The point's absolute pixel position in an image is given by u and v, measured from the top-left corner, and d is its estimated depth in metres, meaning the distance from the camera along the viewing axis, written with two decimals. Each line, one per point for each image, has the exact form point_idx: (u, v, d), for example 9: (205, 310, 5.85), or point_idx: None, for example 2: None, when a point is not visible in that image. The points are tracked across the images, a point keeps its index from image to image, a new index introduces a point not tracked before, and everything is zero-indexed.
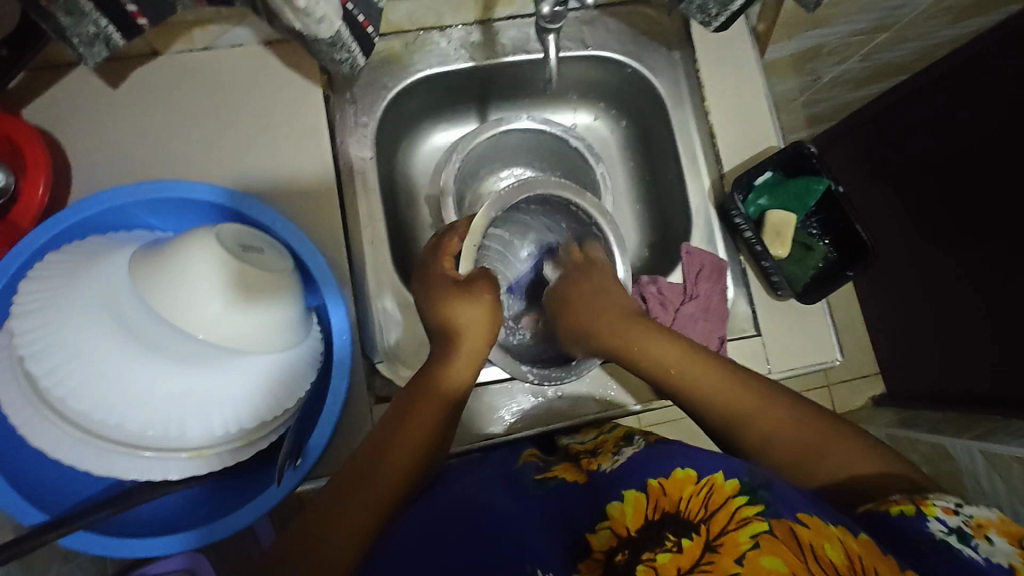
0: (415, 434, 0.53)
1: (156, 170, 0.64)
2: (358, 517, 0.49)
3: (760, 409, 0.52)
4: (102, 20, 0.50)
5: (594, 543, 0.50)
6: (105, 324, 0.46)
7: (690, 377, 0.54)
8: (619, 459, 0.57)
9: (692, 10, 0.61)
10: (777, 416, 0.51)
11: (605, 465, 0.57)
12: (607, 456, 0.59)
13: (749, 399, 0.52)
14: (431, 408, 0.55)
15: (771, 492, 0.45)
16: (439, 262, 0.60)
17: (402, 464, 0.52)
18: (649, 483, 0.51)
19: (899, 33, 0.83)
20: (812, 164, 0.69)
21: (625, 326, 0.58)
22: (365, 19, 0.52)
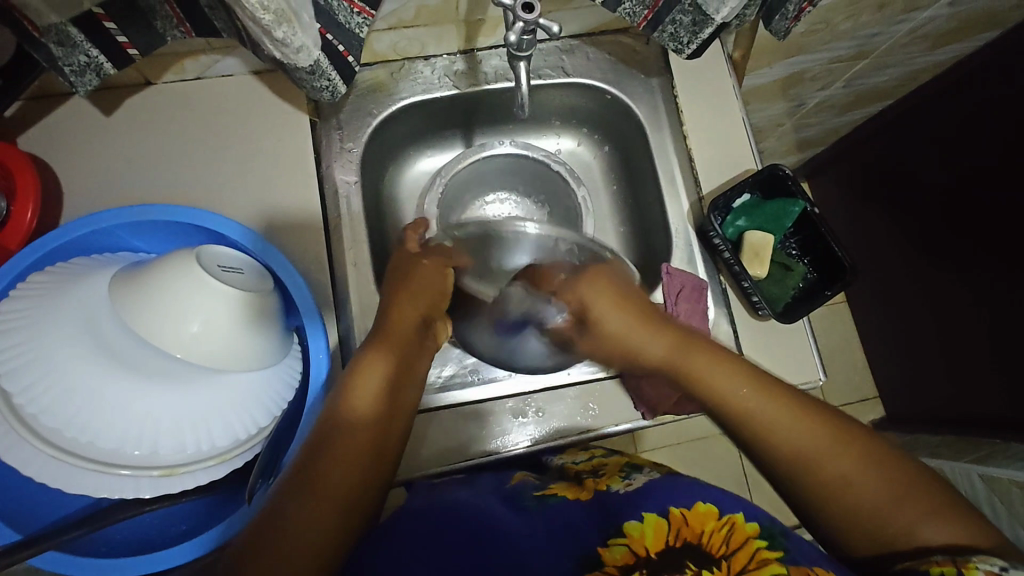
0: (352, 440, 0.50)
1: (147, 195, 0.65)
2: (313, 520, 0.46)
3: (823, 447, 0.50)
4: (93, 50, 0.52)
5: (605, 556, 0.49)
6: (82, 341, 0.47)
7: (750, 408, 0.53)
8: (631, 484, 0.59)
9: (665, 39, 0.63)
10: (841, 459, 0.49)
11: (617, 487, 0.59)
12: (616, 479, 0.61)
13: (812, 436, 0.50)
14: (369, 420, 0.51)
15: (789, 540, 0.49)
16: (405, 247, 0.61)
17: (345, 474, 0.48)
18: (671, 509, 0.52)
19: (880, 60, 0.90)
20: (789, 186, 0.72)
21: (670, 347, 0.57)
22: (345, 49, 0.55)
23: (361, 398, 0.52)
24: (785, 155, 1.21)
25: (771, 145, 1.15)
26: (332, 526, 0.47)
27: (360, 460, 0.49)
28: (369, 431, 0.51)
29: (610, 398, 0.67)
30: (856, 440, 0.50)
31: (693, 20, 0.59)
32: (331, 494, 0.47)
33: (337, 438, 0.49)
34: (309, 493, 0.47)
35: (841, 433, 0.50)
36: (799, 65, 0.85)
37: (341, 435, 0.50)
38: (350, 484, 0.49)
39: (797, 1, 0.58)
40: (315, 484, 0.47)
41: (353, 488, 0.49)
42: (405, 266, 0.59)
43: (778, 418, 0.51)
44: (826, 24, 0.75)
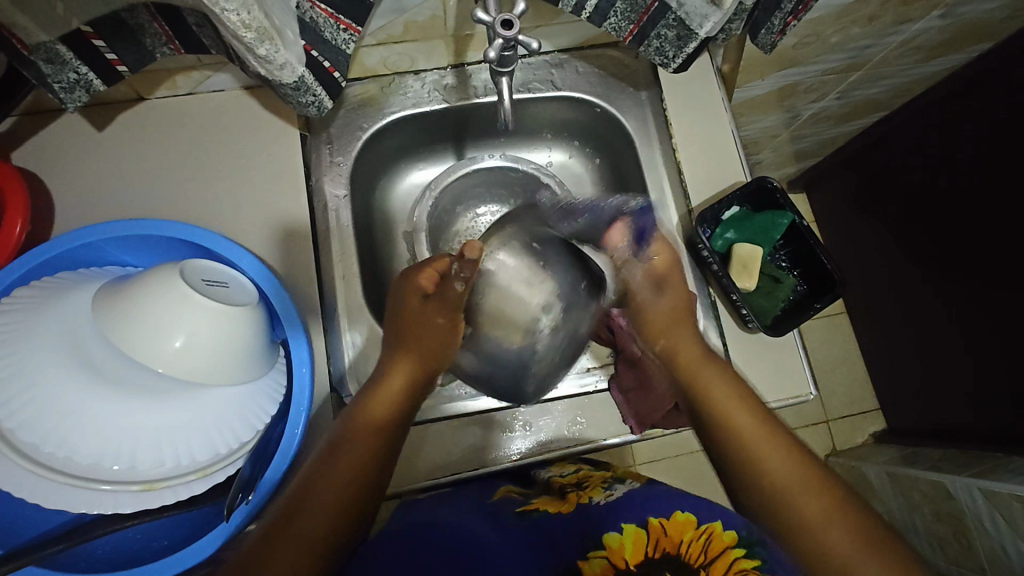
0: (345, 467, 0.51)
1: (138, 209, 0.66)
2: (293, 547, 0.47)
3: (788, 474, 0.51)
4: (82, 67, 0.53)
5: (585, 568, 0.51)
6: (64, 356, 0.47)
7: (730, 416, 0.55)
8: (611, 494, 0.60)
9: (651, 53, 0.63)
10: (798, 484, 0.50)
11: (598, 498, 0.59)
12: (598, 490, 0.61)
13: (781, 461, 0.51)
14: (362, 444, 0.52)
15: (765, 549, 0.51)
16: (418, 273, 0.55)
17: (350, 477, 0.50)
18: (650, 520, 0.54)
19: (872, 73, 0.90)
20: (778, 199, 0.72)
21: (697, 354, 0.59)
22: (332, 65, 0.55)
23: (379, 405, 0.54)
24: (781, 166, 1.21)
25: (767, 156, 1.15)
26: (317, 532, 0.48)
27: (363, 466, 0.51)
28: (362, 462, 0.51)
29: (597, 410, 0.66)
30: (811, 470, 0.51)
31: (677, 34, 0.59)
32: (332, 498, 0.49)
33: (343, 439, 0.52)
34: (309, 497, 0.49)
35: (802, 461, 0.52)
36: (791, 77, 0.85)
37: (355, 431, 0.52)
38: (347, 491, 0.50)
39: (781, 15, 0.58)
40: (315, 490, 0.49)
41: (351, 493, 0.50)
42: (413, 291, 0.55)
43: (766, 448, 0.52)
44: (818, 37, 0.75)
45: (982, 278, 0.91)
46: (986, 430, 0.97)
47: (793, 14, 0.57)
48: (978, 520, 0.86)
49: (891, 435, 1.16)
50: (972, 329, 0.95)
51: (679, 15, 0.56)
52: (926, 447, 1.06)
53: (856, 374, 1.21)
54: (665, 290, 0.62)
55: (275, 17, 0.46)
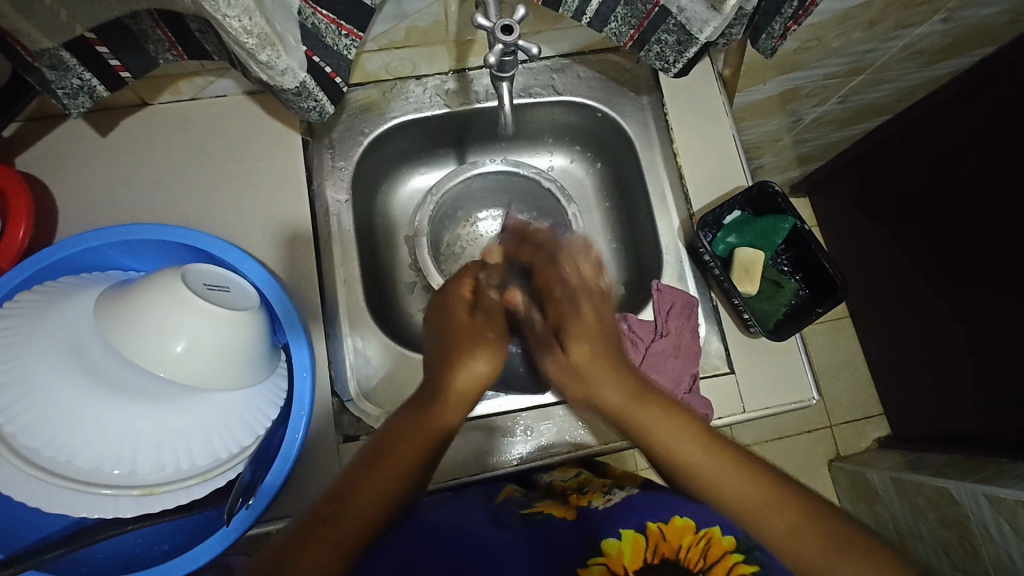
0: (404, 457, 0.53)
1: (141, 214, 0.66)
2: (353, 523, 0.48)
3: (748, 493, 0.50)
4: (85, 73, 0.54)
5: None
6: (66, 360, 0.47)
7: (675, 452, 0.53)
8: (610, 499, 0.59)
9: (652, 58, 0.63)
10: (757, 502, 0.50)
11: (597, 502, 0.59)
12: (597, 494, 0.61)
13: (738, 483, 0.51)
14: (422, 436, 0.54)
15: (765, 551, 0.51)
16: (461, 283, 0.65)
17: (409, 467, 0.52)
18: (647, 526, 0.53)
19: (874, 77, 0.90)
20: (779, 204, 0.71)
21: (620, 386, 0.57)
22: (333, 71, 0.55)
23: (449, 406, 0.57)
24: (784, 170, 1.21)
25: (769, 160, 1.15)
26: (385, 497, 0.50)
27: (420, 458, 0.53)
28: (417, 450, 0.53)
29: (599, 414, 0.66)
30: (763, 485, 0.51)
31: (678, 39, 0.59)
32: (387, 482, 0.51)
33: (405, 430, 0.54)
34: (369, 479, 0.51)
35: (761, 479, 0.51)
36: (793, 81, 0.85)
37: (421, 424, 0.55)
38: (403, 478, 0.52)
39: (781, 20, 0.58)
40: (373, 474, 0.51)
41: (407, 480, 0.52)
42: (453, 307, 0.63)
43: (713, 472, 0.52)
44: (820, 41, 0.75)
45: (986, 283, 0.91)
46: (991, 435, 0.96)
47: (793, 19, 0.58)
48: (983, 527, 0.86)
49: (895, 441, 1.15)
50: (976, 334, 0.94)
51: (679, 20, 0.57)
52: (931, 452, 1.05)
53: (860, 379, 1.21)
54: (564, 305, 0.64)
55: (276, 23, 0.46)
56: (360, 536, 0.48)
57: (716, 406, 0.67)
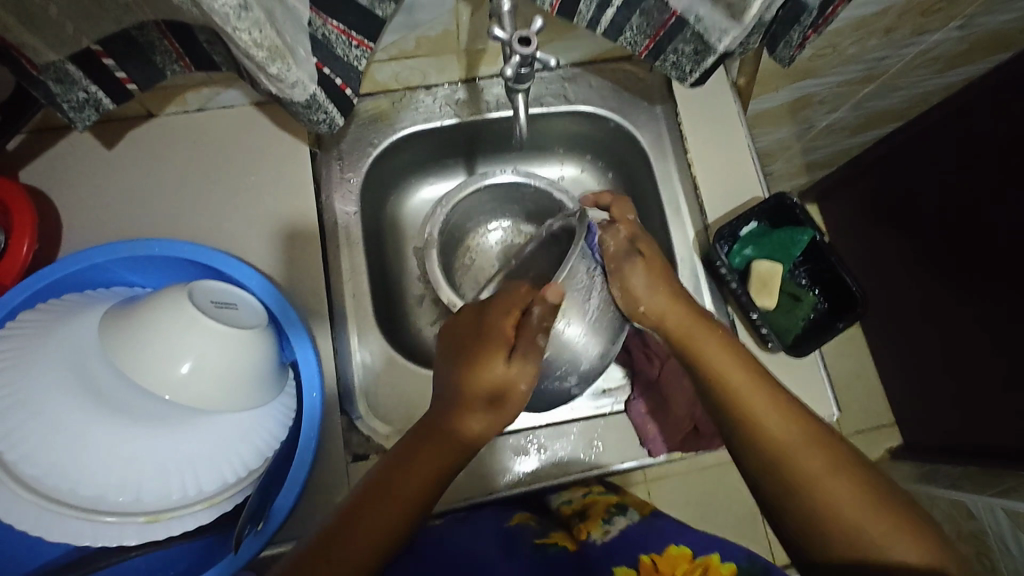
0: (412, 477, 0.50)
1: (146, 228, 0.65)
2: (356, 550, 0.48)
3: (791, 431, 0.51)
4: (91, 86, 0.53)
5: None
6: (69, 382, 0.46)
7: (729, 379, 0.54)
8: (609, 531, 0.60)
9: (667, 68, 0.62)
10: (798, 439, 0.51)
11: (595, 535, 0.59)
12: (597, 524, 0.61)
13: (782, 422, 0.51)
14: (436, 451, 0.51)
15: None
16: (502, 316, 0.53)
17: (420, 487, 0.50)
18: (640, 559, 0.55)
19: (888, 84, 0.89)
20: (797, 215, 0.70)
21: (689, 325, 0.59)
22: (343, 82, 0.55)
23: (467, 413, 0.51)
24: (794, 177, 1.19)
25: (780, 168, 1.13)
26: (390, 516, 0.49)
27: (436, 473, 0.51)
28: (428, 463, 0.51)
29: (611, 434, 0.64)
30: (808, 431, 0.51)
31: (695, 49, 0.58)
32: (399, 504, 0.50)
33: (427, 441, 0.51)
34: (388, 499, 0.49)
35: (808, 427, 0.51)
36: (808, 89, 0.84)
37: (438, 434, 0.51)
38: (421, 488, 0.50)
39: (800, 29, 0.57)
40: (390, 495, 0.50)
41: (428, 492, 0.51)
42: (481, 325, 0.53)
43: (759, 404, 0.52)
44: (835, 49, 0.73)
45: (1004, 294, 0.89)
46: (1008, 448, 0.94)
47: (813, 28, 0.56)
48: (1001, 542, 0.83)
49: (908, 452, 1.13)
50: (993, 345, 0.93)
51: (697, 30, 0.55)
52: (946, 464, 1.03)
53: (873, 390, 1.19)
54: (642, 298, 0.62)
55: (287, 35, 0.45)
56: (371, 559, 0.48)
57: None
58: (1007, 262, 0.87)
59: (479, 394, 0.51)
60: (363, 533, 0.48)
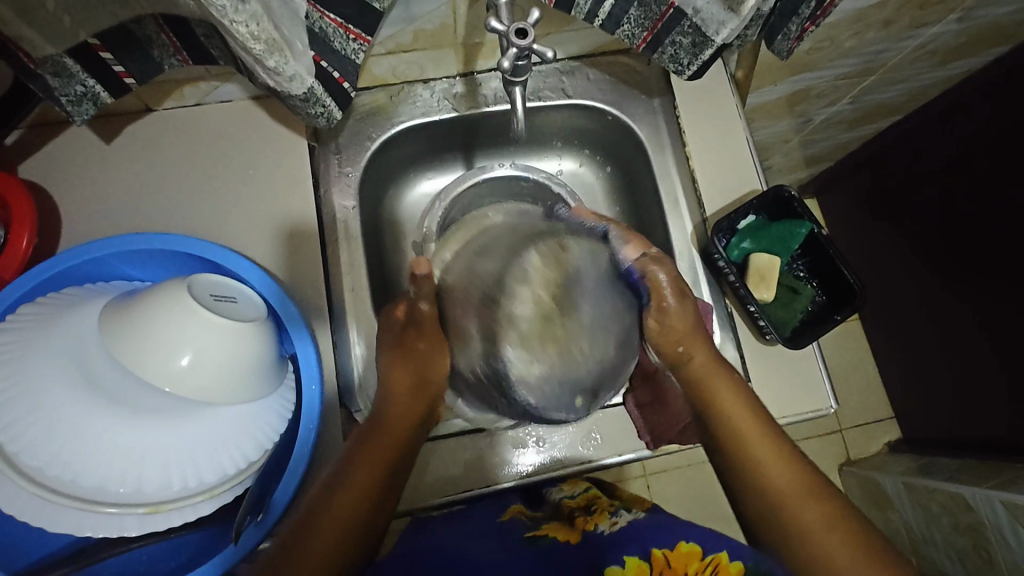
0: (371, 464, 0.51)
1: (146, 223, 0.65)
2: (328, 539, 0.49)
3: (769, 454, 0.51)
4: (90, 80, 0.53)
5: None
6: (70, 375, 0.46)
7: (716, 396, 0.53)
8: (616, 522, 0.60)
9: (665, 60, 0.62)
10: (775, 462, 0.50)
11: (603, 526, 0.59)
12: (604, 516, 0.61)
13: (763, 445, 0.51)
14: (392, 437, 0.53)
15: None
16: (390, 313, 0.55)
17: (382, 466, 0.52)
18: (652, 551, 0.54)
19: (886, 77, 0.88)
20: (795, 208, 0.70)
21: (709, 359, 0.54)
22: (341, 75, 0.55)
23: (403, 400, 0.53)
24: (792, 171, 1.19)
25: (777, 162, 1.13)
26: (362, 497, 0.50)
27: (391, 454, 0.52)
28: (388, 442, 0.53)
29: (609, 426, 0.65)
30: (788, 457, 0.51)
31: (693, 41, 0.58)
32: (358, 496, 0.50)
33: (375, 437, 0.53)
34: (342, 489, 0.50)
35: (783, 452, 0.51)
36: (806, 82, 0.83)
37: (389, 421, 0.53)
38: (383, 473, 0.52)
39: (798, 21, 0.57)
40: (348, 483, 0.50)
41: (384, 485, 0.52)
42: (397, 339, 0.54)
43: (738, 416, 0.52)
44: (832, 41, 0.73)
45: (998, 285, 0.89)
46: (1007, 440, 0.94)
47: (810, 20, 0.56)
48: (999, 534, 0.83)
49: (907, 445, 1.14)
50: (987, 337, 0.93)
51: (695, 22, 0.55)
52: (945, 456, 1.03)
53: (871, 383, 1.19)
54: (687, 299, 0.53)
55: (284, 28, 0.45)
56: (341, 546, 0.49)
57: None
58: (1004, 255, 0.87)
59: (404, 386, 0.54)
60: (332, 521, 0.49)
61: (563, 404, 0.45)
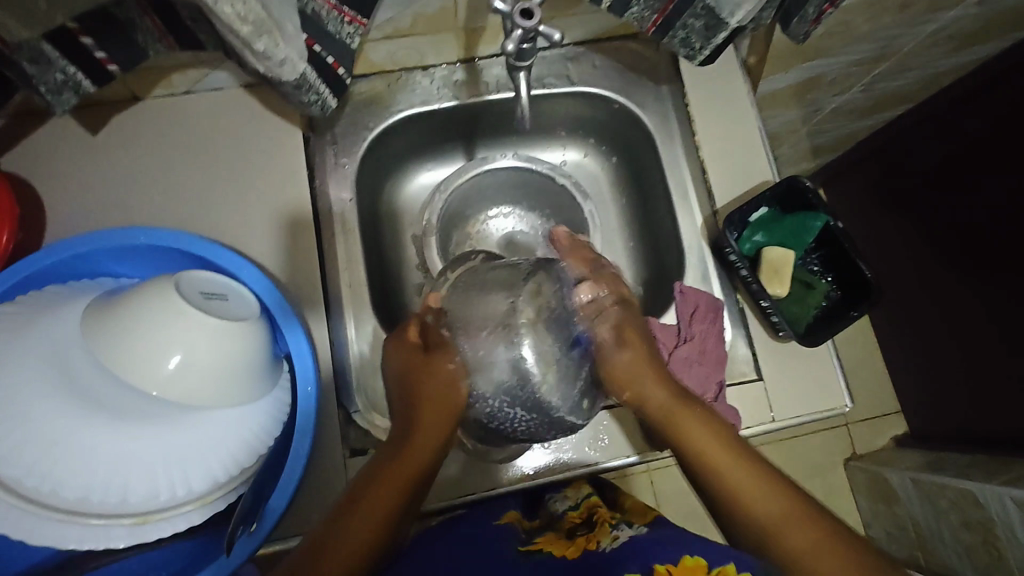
0: (400, 474, 0.51)
1: (131, 217, 0.63)
2: (351, 545, 0.47)
3: (746, 479, 0.50)
4: (69, 67, 0.50)
5: None
6: (51, 379, 0.44)
7: (685, 432, 0.53)
8: (618, 537, 0.55)
9: (675, 45, 0.59)
10: (750, 482, 0.50)
11: (605, 543, 0.54)
12: (606, 532, 0.56)
13: (737, 469, 0.51)
14: (422, 449, 0.53)
15: None
16: (403, 332, 0.56)
17: (410, 478, 0.52)
18: (655, 568, 0.48)
19: (901, 63, 0.85)
20: (809, 200, 0.67)
21: (668, 396, 0.55)
22: (335, 61, 0.52)
23: (430, 414, 0.53)
24: (801, 161, 1.16)
25: (787, 154, 1.10)
26: (388, 505, 0.50)
27: (421, 468, 0.53)
28: (419, 456, 0.53)
29: (619, 426, 0.63)
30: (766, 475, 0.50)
31: (706, 24, 0.55)
32: (390, 493, 0.50)
33: (409, 446, 0.53)
34: (371, 497, 0.50)
35: (760, 472, 0.50)
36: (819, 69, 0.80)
37: (419, 431, 0.53)
38: (410, 484, 0.52)
39: (817, 2, 0.54)
40: (377, 494, 0.50)
41: (416, 483, 0.52)
42: (415, 364, 0.54)
43: (704, 441, 0.52)
44: (848, 26, 0.70)
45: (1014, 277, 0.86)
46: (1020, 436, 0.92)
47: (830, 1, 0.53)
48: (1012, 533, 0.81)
49: (914, 440, 1.10)
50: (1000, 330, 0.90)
51: (708, 4, 0.52)
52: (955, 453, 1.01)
53: (880, 377, 1.17)
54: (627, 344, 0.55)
55: (274, 9, 0.42)
56: (365, 555, 0.48)
57: (743, 415, 0.64)
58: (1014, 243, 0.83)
59: (431, 402, 0.53)
60: (358, 533, 0.48)
61: (572, 406, 0.51)
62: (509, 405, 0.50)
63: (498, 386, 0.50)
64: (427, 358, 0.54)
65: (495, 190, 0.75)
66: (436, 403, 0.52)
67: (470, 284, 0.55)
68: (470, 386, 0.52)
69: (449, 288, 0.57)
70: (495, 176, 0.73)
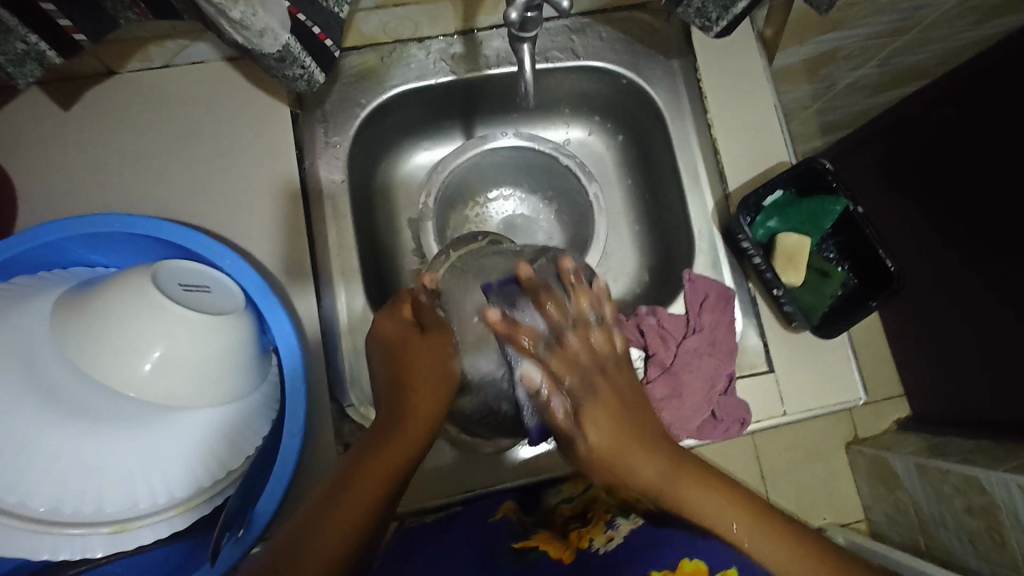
0: (393, 455, 0.48)
1: (108, 199, 0.59)
2: (339, 526, 0.45)
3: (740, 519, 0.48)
4: (31, 36, 0.46)
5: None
6: (18, 383, 0.41)
7: (678, 492, 0.48)
8: (612, 538, 0.52)
9: (690, 15, 0.54)
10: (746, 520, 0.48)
11: (598, 544, 0.52)
12: (600, 529, 0.54)
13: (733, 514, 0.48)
14: (418, 429, 0.50)
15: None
16: (397, 310, 0.52)
17: (404, 458, 0.49)
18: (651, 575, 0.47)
19: (920, 36, 0.74)
20: (828, 181, 0.63)
21: (660, 469, 0.48)
22: (321, 31, 0.47)
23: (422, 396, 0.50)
24: None
25: None
26: (374, 489, 0.47)
27: (413, 450, 0.49)
28: (412, 440, 0.49)
29: None
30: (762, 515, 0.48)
31: None
32: (382, 475, 0.47)
33: (402, 426, 0.49)
34: (362, 476, 0.47)
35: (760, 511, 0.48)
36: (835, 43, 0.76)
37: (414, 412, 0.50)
38: (403, 463, 0.48)
39: None
40: (366, 472, 0.47)
41: (409, 464, 0.49)
42: (403, 339, 0.51)
43: (701, 503, 0.48)
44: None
45: None
46: None
47: None
48: None
49: None
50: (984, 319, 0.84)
51: None
52: None
53: None
54: (598, 413, 0.48)
55: None
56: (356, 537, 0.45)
57: (753, 408, 0.61)
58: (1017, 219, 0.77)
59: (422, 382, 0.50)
60: (342, 517, 0.45)
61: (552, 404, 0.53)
62: (496, 397, 0.53)
63: (483, 376, 0.52)
64: (423, 335, 0.51)
65: (497, 171, 0.72)
66: (428, 381, 0.50)
67: (469, 270, 0.55)
68: (464, 369, 0.52)
69: (448, 271, 0.55)
70: (497, 156, 0.69)
